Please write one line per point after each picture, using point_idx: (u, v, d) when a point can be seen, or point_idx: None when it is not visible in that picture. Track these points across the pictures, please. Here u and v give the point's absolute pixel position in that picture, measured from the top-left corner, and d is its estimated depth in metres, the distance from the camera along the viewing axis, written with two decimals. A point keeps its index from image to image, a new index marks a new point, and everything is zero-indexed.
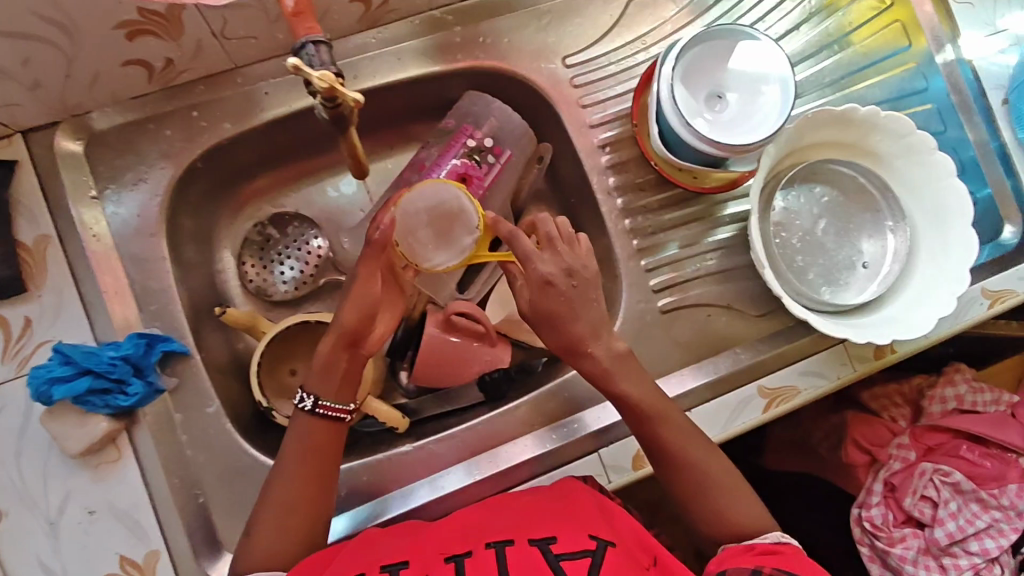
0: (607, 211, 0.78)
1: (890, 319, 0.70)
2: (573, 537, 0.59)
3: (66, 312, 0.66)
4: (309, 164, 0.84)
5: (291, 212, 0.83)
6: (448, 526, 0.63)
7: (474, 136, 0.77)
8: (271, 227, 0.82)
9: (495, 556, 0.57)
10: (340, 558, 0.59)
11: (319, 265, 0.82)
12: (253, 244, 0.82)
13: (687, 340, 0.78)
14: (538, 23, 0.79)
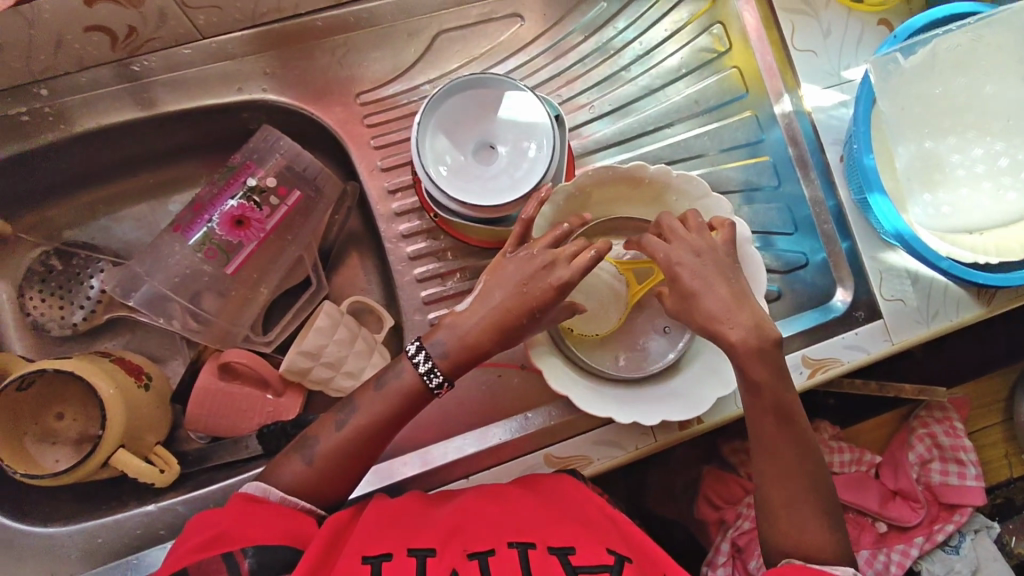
0: (395, 258, 0.73)
1: (673, 395, 0.65)
2: (589, 546, 0.57)
3: None
4: (98, 196, 0.80)
5: (83, 242, 0.78)
6: (474, 509, 0.61)
7: (255, 174, 0.73)
8: (56, 257, 0.77)
9: (516, 559, 0.55)
10: (359, 534, 0.57)
11: (104, 301, 0.76)
12: (34, 274, 0.76)
13: (473, 401, 0.75)
14: (334, 55, 0.75)
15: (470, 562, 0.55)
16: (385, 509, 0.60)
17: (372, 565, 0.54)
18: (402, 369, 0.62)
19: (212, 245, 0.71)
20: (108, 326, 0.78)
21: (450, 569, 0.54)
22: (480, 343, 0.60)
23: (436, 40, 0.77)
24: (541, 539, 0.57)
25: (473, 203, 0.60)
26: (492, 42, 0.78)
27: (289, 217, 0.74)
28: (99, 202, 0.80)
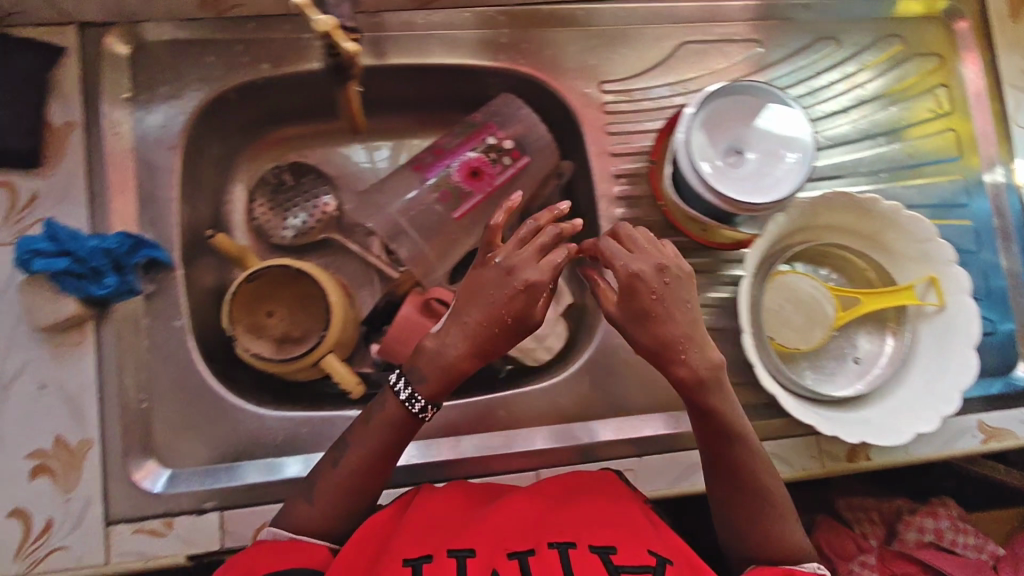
0: (608, 238, 0.78)
1: (865, 422, 0.66)
2: (636, 547, 0.57)
3: (72, 192, 0.67)
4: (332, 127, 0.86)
5: (309, 164, 0.85)
6: (504, 511, 0.61)
7: (496, 135, 0.78)
8: (288, 173, 0.84)
9: (558, 557, 0.55)
10: (396, 542, 0.57)
11: (323, 220, 0.84)
12: (267, 184, 0.84)
13: (653, 386, 0.77)
14: (586, 43, 0.79)
15: (513, 562, 0.55)
16: (417, 511, 0.61)
17: (414, 567, 0.54)
18: (383, 400, 0.62)
19: (447, 189, 0.76)
20: (321, 244, 0.84)
21: (493, 568, 0.54)
22: (458, 364, 0.59)
23: (682, 47, 0.80)
24: (581, 538, 0.57)
25: (732, 197, 0.63)
26: (728, 60, 0.81)
27: (513, 180, 0.79)
28: (329, 131, 0.86)
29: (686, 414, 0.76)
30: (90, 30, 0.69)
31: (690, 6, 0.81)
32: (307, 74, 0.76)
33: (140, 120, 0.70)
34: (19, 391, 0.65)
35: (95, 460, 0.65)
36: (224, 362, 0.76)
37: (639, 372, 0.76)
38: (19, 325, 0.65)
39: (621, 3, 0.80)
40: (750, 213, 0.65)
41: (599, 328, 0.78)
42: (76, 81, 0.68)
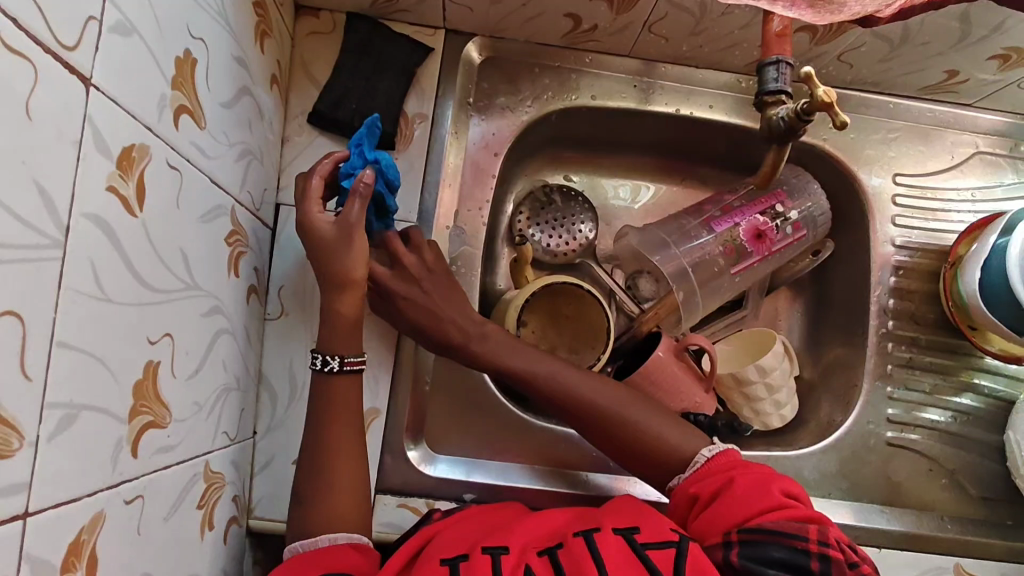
0: (874, 324, 0.79)
1: None
2: (656, 527, 0.54)
3: (411, 177, 0.72)
4: (605, 162, 0.88)
5: (579, 192, 0.85)
6: (543, 518, 0.58)
7: (783, 203, 0.79)
8: (557, 195, 0.84)
9: (582, 544, 0.52)
10: (433, 548, 0.54)
11: (578, 249, 0.83)
12: (535, 200, 0.83)
13: (899, 481, 0.75)
14: (886, 135, 0.81)
15: (543, 558, 0.52)
16: (461, 521, 0.58)
17: (450, 566, 0.51)
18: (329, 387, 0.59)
19: (733, 245, 0.78)
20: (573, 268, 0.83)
21: (525, 564, 0.51)
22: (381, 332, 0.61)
23: (974, 157, 0.82)
24: (605, 523, 0.55)
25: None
26: (1017, 177, 0.82)
27: (789, 248, 0.81)
28: (599, 165, 0.88)
29: (924, 515, 0.74)
30: (456, 37, 0.75)
31: (990, 120, 0.82)
32: (619, 112, 0.79)
33: (476, 126, 0.76)
34: None
35: (379, 430, 0.68)
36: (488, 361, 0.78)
37: (886, 464, 0.76)
38: None
39: (932, 104, 0.81)
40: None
41: (849, 410, 0.78)
42: (434, 80, 0.74)
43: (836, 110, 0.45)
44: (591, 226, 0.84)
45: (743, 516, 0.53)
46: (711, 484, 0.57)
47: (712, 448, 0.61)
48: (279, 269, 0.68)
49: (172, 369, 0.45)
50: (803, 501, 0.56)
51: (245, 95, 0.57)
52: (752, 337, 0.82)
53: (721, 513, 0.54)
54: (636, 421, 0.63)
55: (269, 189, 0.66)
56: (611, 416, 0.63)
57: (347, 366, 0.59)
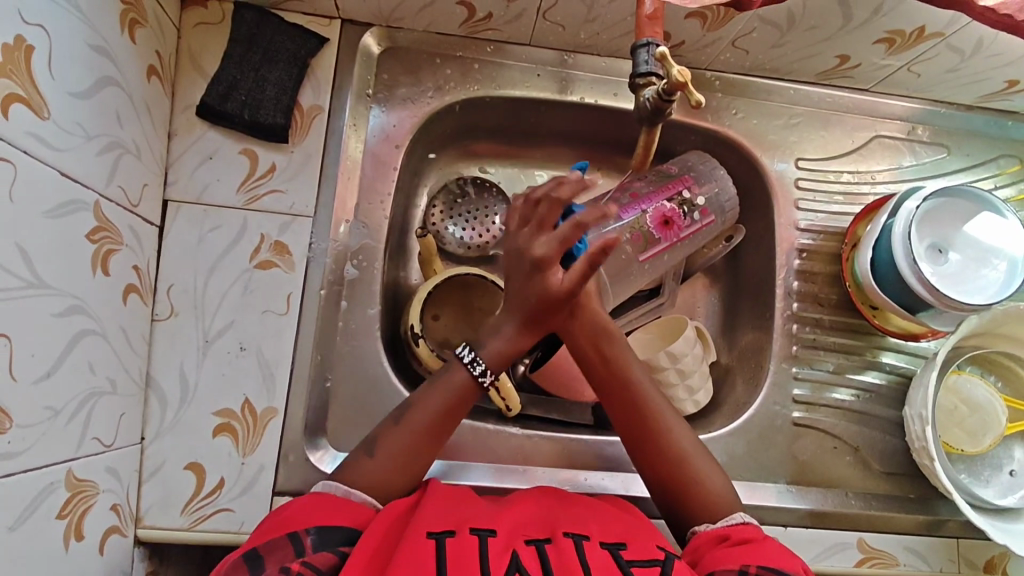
0: (781, 307, 0.80)
1: (1011, 534, 0.67)
2: (643, 547, 0.57)
3: (307, 170, 0.70)
4: (519, 152, 0.87)
5: (494, 183, 0.85)
6: (525, 508, 0.61)
7: (690, 189, 0.80)
8: (471, 186, 0.83)
9: (572, 547, 0.55)
10: (421, 515, 0.56)
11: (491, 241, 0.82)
12: (450, 193, 0.83)
13: (806, 459, 0.77)
14: (788, 120, 0.82)
15: (530, 548, 0.54)
16: (449, 492, 0.60)
17: (437, 541, 0.52)
18: (452, 374, 0.64)
19: (640, 232, 0.78)
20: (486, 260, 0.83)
21: (512, 549, 0.54)
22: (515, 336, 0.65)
23: (873, 140, 0.84)
24: (594, 533, 0.58)
25: (947, 294, 0.66)
26: (916, 160, 0.85)
27: (698, 234, 0.81)
28: (514, 155, 0.87)
29: (829, 493, 0.75)
30: (352, 28, 0.73)
31: (890, 104, 0.85)
32: (524, 101, 0.79)
33: (377, 117, 0.75)
34: (221, 350, 0.66)
35: (276, 430, 0.66)
36: (398, 356, 0.77)
37: (792, 443, 0.77)
38: (232, 289, 0.67)
39: (832, 90, 0.83)
40: (959, 313, 0.68)
41: (759, 392, 0.79)
42: (330, 70, 0.72)
43: (691, 90, 0.45)
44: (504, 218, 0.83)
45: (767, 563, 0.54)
46: (741, 533, 0.58)
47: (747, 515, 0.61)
48: (168, 268, 0.66)
49: (9, 372, 0.43)
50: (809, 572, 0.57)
51: (109, 85, 0.55)
52: (665, 324, 0.82)
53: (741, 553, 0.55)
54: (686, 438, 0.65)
55: (152, 185, 0.64)
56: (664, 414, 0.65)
57: (484, 381, 0.64)
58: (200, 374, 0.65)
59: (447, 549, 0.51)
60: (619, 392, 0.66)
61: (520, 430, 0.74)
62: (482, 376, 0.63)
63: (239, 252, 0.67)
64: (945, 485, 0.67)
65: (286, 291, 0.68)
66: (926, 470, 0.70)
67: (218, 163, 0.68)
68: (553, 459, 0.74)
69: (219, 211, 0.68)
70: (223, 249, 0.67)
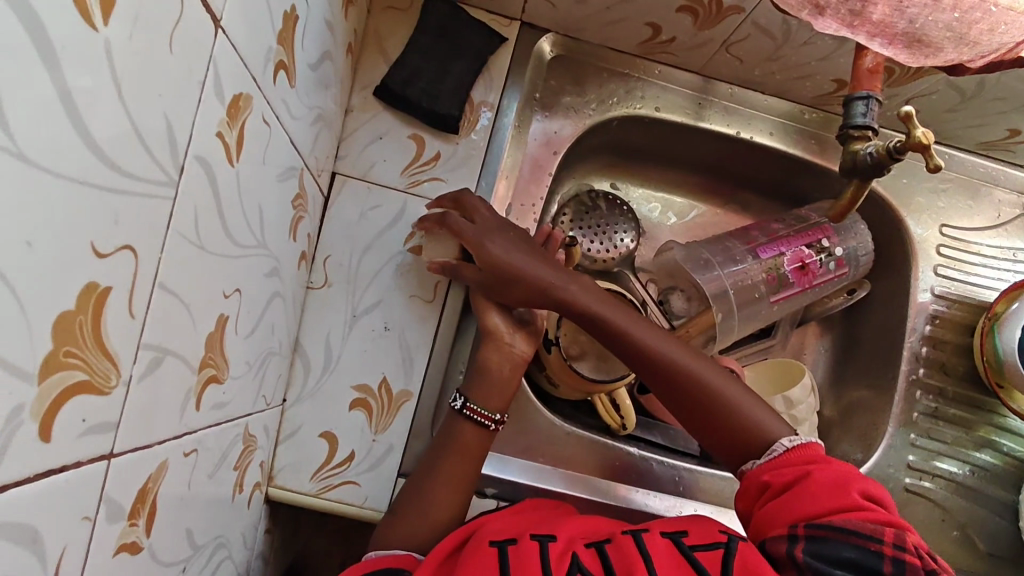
0: (905, 370, 0.79)
1: None
2: (705, 531, 0.56)
3: (469, 165, 0.71)
4: (656, 175, 0.88)
5: (623, 203, 0.85)
6: (586, 519, 0.59)
7: (830, 238, 0.79)
8: (602, 202, 0.83)
9: (632, 542, 0.54)
10: (484, 530, 0.57)
11: (615, 259, 0.82)
12: (581, 204, 0.82)
13: (912, 528, 0.75)
14: (937, 185, 0.82)
15: (590, 549, 0.54)
16: (507, 513, 0.60)
17: (499, 549, 0.53)
18: (453, 429, 0.64)
19: (776, 274, 0.77)
20: (605, 276, 0.82)
21: (572, 551, 0.53)
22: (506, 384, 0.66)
23: (1020, 217, 0.83)
24: (653, 526, 0.57)
25: None
26: None
27: (827, 284, 0.81)
28: (650, 179, 0.88)
29: None
30: (531, 33, 0.75)
31: None
32: (678, 127, 0.80)
33: (538, 122, 0.76)
34: (366, 326, 0.67)
35: (408, 412, 0.67)
36: None
37: (901, 509, 0.76)
38: (386, 269, 0.68)
39: (985, 161, 0.83)
40: None
41: (871, 451, 0.78)
42: (505, 69, 0.73)
43: (931, 154, 0.45)
44: (628, 238, 0.84)
45: (815, 513, 0.53)
46: (787, 477, 0.57)
47: (793, 438, 0.60)
48: (328, 239, 0.67)
49: (236, 326, 0.44)
50: (887, 504, 0.54)
51: (328, 59, 0.57)
52: (778, 365, 0.82)
53: (793, 507, 0.54)
54: (736, 400, 0.62)
55: (329, 157, 0.66)
56: (713, 387, 0.63)
57: (465, 411, 0.64)
58: (343, 347, 0.67)
59: (507, 560, 0.52)
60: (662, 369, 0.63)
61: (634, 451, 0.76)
62: (460, 406, 0.64)
63: (396, 235, 0.69)
64: None
65: (435, 279, 0.69)
66: None
67: (388, 144, 0.70)
68: (666, 484, 0.75)
69: (382, 190, 0.69)
70: (383, 228, 0.69)
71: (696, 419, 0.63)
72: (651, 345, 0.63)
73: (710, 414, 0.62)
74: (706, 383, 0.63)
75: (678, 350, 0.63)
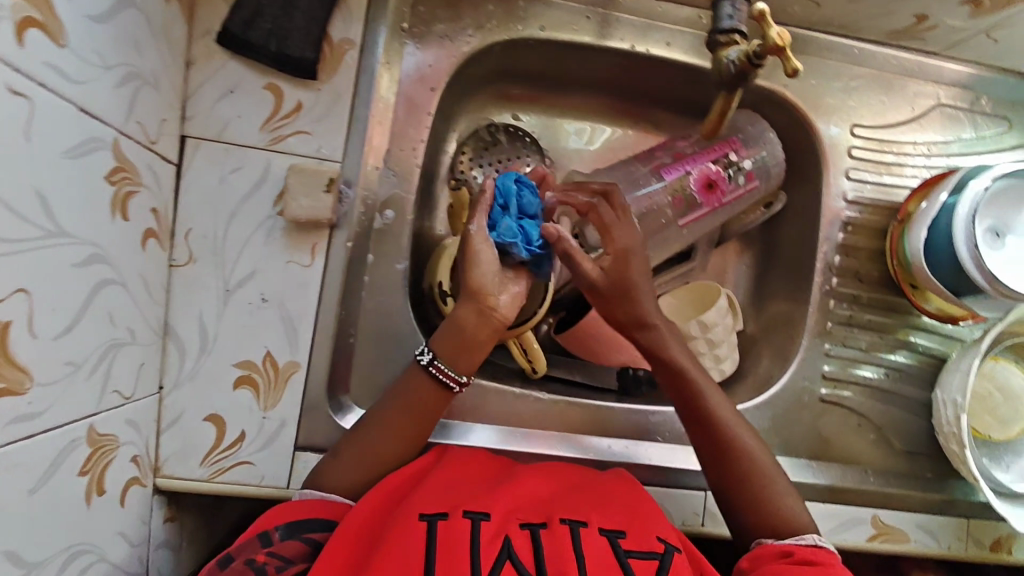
0: (819, 281, 0.78)
1: None
2: (642, 534, 0.56)
3: (336, 112, 0.64)
4: (559, 101, 0.82)
5: (526, 131, 0.80)
6: (526, 490, 0.58)
7: (738, 152, 0.75)
8: (502, 134, 0.78)
9: (568, 534, 0.53)
10: (420, 495, 0.55)
11: None
12: (479, 139, 0.78)
13: (828, 436, 0.76)
14: (848, 83, 0.77)
15: (524, 532, 0.53)
16: (443, 472, 0.58)
17: (428, 522, 0.51)
18: (408, 377, 0.61)
19: (683, 196, 0.73)
20: None
21: (505, 535, 0.51)
22: (476, 341, 0.60)
23: (934, 110, 0.79)
24: (593, 520, 0.55)
25: (1004, 282, 0.64)
26: (976, 133, 0.80)
27: (738, 200, 0.77)
28: (554, 105, 0.82)
29: (848, 469, 0.75)
30: None
31: (955, 71, 0.79)
32: (568, 46, 0.73)
33: (410, 54, 0.69)
34: (241, 301, 0.63)
35: (299, 384, 0.64)
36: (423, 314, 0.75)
37: (817, 419, 0.76)
38: (255, 237, 0.63)
39: (898, 51, 0.78)
40: (1009, 300, 0.66)
41: (787, 366, 0.77)
42: None
43: (789, 57, 0.41)
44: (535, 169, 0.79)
45: None
46: (817, 556, 0.55)
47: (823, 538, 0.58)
48: (185, 210, 0.61)
49: (30, 328, 0.39)
50: None
51: (128, 8, 0.49)
52: (696, 288, 0.80)
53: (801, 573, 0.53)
54: (757, 454, 0.62)
55: (169, 119, 0.59)
56: (773, 474, 0.62)
57: (432, 369, 0.60)
58: (219, 325, 0.62)
59: (434, 537, 0.50)
60: (712, 435, 0.63)
61: (544, 394, 0.73)
62: (427, 362, 0.60)
63: (261, 198, 0.63)
64: (973, 471, 0.68)
65: (310, 242, 0.64)
66: (951, 454, 0.71)
67: (241, 99, 0.62)
68: (580, 425, 0.73)
69: (238, 151, 0.62)
70: (246, 193, 0.63)
71: (710, 458, 0.63)
72: (677, 359, 0.65)
73: (727, 452, 0.62)
74: (715, 408, 0.64)
75: (729, 414, 0.64)
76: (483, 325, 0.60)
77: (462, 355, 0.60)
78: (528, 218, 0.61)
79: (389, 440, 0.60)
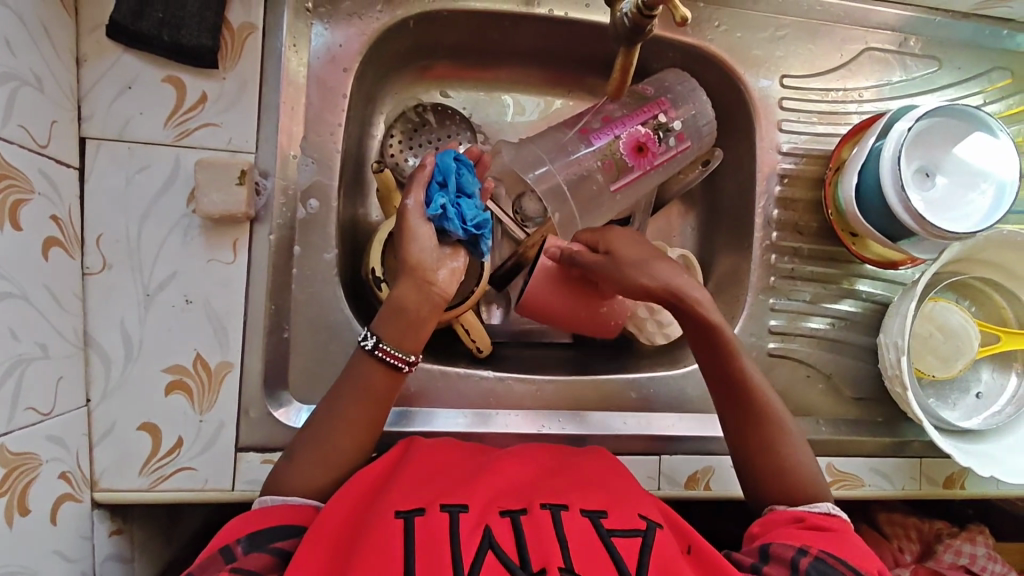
0: (759, 236, 0.77)
1: (983, 455, 0.69)
2: (625, 514, 0.51)
3: (244, 101, 0.62)
4: (485, 74, 0.80)
5: (454, 108, 0.77)
6: (502, 474, 0.54)
7: (667, 112, 0.74)
8: (430, 114, 0.76)
9: (550, 519, 0.48)
10: (391, 494, 0.50)
11: None
12: (408, 121, 0.75)
13: (778, 389, 0.77)
14: (774, 32, 0.76)
15: (505, 520, 0.48)
16: (412, 467, 0.54)
17: (405, 521, 0.47)
18: (359, 364, 0.57)
19: (613, 160, 0.72)
20: None
21: (485, 524, 0.47)
22: (420, 316, 0.57)
23: (862, 54, 0.78)
24: (573, 502, 0.51)
25: (933, 222, 0.64)
26: (906, 75, 0.79)
27: (673, 161, 0.76)
28: (481, 77, 0.80)
29: (800, 420, 0.76)
30: None
31: (880, 13, 0.78)
32: (484, 14, 0.71)
33: (319, 35, 0.66)
34: (164, 304, 0.61)
35: (234, 385, 0.62)
36: (363, 302, 0.73)
37: (767, 374, 0.76)
38: (172, 236, 0.61)
39: None
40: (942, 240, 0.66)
41: (734, 324, 0.77)
42: None
43: (677, 5, 0.41)
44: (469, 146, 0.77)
45: (833, 550, 0.51)
46: (827, 522, 0.54)
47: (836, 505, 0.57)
48: (93, 214, 0.59)
49: None
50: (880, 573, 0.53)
51: None
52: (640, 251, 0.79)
53: (808, 537, 0.52)
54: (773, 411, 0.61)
55: (61, 121, 0.56)
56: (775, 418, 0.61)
57: (378, 352, 0.57)
58: (144, 330, 0.60)
59: (412, 534, 0.45)
60: (748, 404, 0.61)
61: (489, 373, 0.72)
62: (371, 346, 0.57)
63: (174, 196, 0.61)
64: (918, 411, 0.68)
65: (231, 238, 0.62)
66: (898, 397, 0.72)
67: (139, 93, 0.60)
68: (530, 401, 0.72)
69: (145, 148, 0.60)
70: (157, 191, 0.60)
71: (736, 424, 0.61)
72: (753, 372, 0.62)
73: (749, 421, 0.61)
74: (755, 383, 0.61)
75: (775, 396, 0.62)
76: (423, 300, 0.57)
77: (409, 337, 0.57)
78: (466, 198, 0.59)
79: (346, 433, 0.56)
